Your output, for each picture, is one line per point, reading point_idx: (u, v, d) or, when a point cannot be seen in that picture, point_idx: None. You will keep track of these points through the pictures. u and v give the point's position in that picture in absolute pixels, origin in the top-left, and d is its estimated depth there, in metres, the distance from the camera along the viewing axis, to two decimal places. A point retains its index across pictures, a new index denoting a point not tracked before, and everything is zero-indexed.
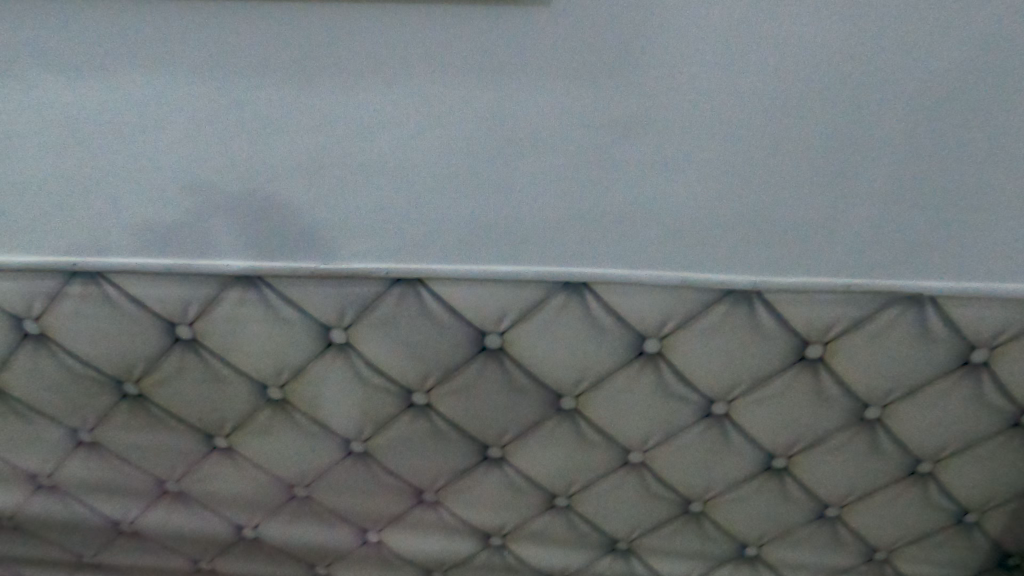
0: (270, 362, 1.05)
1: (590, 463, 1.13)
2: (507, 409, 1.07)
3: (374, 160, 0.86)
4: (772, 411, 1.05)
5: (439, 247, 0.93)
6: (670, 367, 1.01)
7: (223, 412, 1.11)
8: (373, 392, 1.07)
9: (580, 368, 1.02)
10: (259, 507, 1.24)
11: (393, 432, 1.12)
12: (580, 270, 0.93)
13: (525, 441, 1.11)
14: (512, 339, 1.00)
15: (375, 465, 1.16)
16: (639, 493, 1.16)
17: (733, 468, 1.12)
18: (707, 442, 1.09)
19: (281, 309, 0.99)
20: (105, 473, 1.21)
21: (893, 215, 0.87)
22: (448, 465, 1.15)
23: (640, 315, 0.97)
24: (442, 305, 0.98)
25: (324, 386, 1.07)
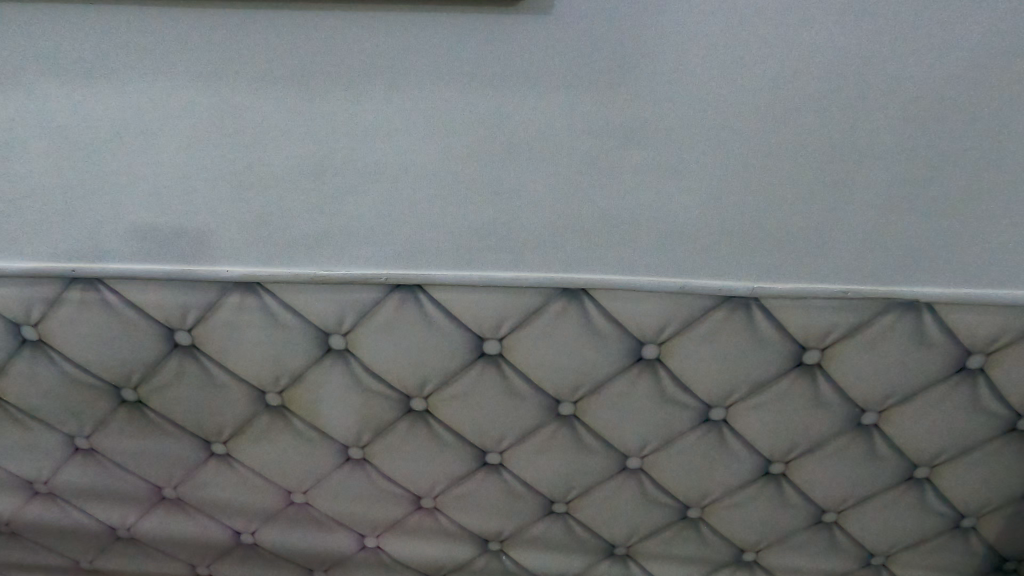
0: (414, 373, 1.13)
1: (685, 455, 1.20)
2: (609, 400, 1.14)
3: (490, 169, 0.92)
4: (776, 414, 1.14)
5: (523, 250, 1.00)
6: (772, 368, 1.09)
7: (348, 417, 1.19)
8: (491, 395, 1.14)
9: (689, 370, 1.10)
10: (376, 503, 1.32)
11: (432, 427, 1.19)
12: (694, 277, 1.01)
13: (626, 434, 1.18)
14: (623, 340, 1.07)
15: (436, 424, 1.19)
16: (729, 477, 1.22)
17: (740, 468, 1.21)
18: (709, 446, 1.19)
19: (424, 319, 1.07)
20: (234, 480, 1.30)
21: (904, 223, 0.95)
22: (550, 455, 1.22)
23: (658, 317, 1.05)
24: (461, 312, 1.06)
25: (448, 388, 1.14)
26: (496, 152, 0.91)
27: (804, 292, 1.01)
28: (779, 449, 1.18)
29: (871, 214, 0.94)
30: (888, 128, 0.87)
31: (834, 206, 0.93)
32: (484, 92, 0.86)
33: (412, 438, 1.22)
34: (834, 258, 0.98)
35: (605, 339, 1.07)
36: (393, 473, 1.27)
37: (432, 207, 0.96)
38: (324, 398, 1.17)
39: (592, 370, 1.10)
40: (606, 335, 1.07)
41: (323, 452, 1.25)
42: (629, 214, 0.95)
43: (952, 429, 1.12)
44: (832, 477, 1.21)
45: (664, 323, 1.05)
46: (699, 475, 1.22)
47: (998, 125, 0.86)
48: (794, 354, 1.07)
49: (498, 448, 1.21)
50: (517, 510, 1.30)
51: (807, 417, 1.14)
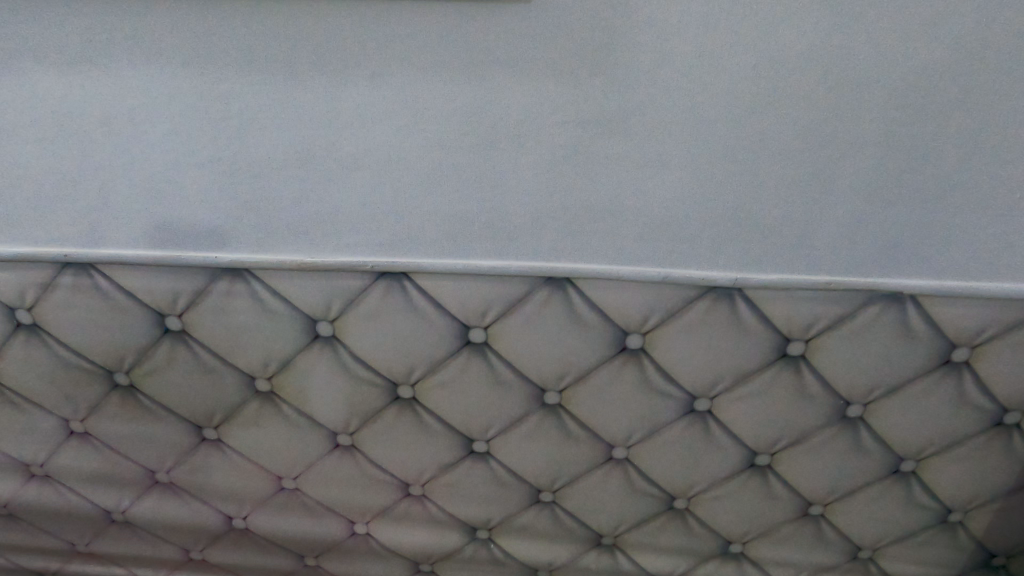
0: (202, 405, 0.79)
1: (614, 518, 0.85)
2: (487, 444, 0.79)
3: (222, 166, 0.64)
4: (719, 468, 0.79)
5: (320, 226, 0.66)
6: (702, 413, 0.75)
7: (141, 462, 0.84)
8: (321, 440, 0.81)
9: (591, 406, 0.76)
10: (204, 566, 0.95)
11: (238, 479, 0.85)
12: (567, 301, 0.69)
13: (524, 489, 0.83)
14: (484, 366, 0.73)
15: (256, 478, 0.85)
16: (678, 543, 0.87)
17: (666, 543, 0.87)
18: (626, 509, 0.84)
19: (204, 358, 0.75)
20: (19, 543, 0.94)
21: (886, 200, 0.62)
22: (423, 513, 0.87)
23: (534, 327, 0.71)
24: (248, 314, 0.72)
25: (261, 431, 0.81)
26: (231, 146, 0.63)
27: (730, 303, 0.68)
28: (738, 514, 0.83)
29: (789, 228, 0.64)
30: (778, 110, 0.58)
31: (726, 219, 0.64)
32: (182, 56, 0.59)
33: (232, 481, 0.85)
34: (765, 272, 0.66)
35: (464, 367, 0.74)
36: (216, 523, 0.90)
37: (172, 217, 0.67)
38: (111, 454, 0.84)
39: (458, 407, 0.77)
40: (460, 357, 0.73)
41: (114, 500, 0.88)
42: (450, 219, 0.65)
43: (978, 484, 0.77)
44: (822, 546, 0.86)
45: (537, 344, 0.72)
46: (632, 543, 0.88)
47: (942, 100, 0.57)
48: (730, 393, 0.73)
49: (349, 504, 0.86)
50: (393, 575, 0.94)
51: (768, 474, 0.79)
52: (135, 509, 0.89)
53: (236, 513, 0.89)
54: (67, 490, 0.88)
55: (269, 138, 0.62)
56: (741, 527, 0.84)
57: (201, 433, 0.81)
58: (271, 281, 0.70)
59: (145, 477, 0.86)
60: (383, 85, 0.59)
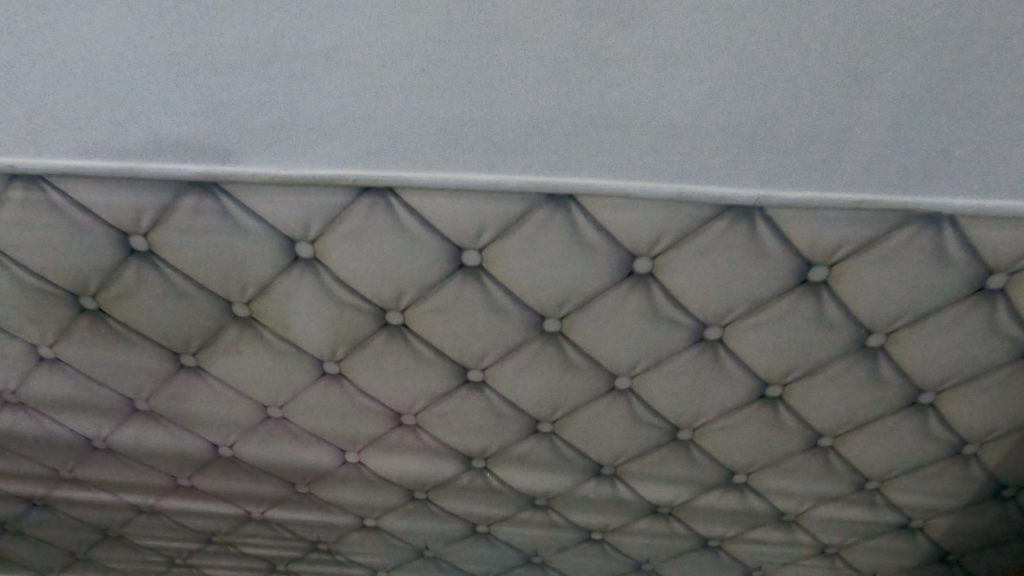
0: (177, 333, 0.74)
1: (613, 449, 0.82)
2: (480, 373, 0.75)
3: (172, 66, 0.56)
4: (716, 395, 0.75)
5: (297, 135, 0.59)
6: (710, 341, 0.71)
7: (117, 388, 0.80)
8: (306, 368, 0.76)
9: (592, 335, 0.71)
10: (194, 492, 0.93)
11: (219, 407, 0.81)
12: (569, 220, 0.63)
13: (520, 420, 0.79)
14: (477, 291, 0.69)
15: (239, 407, 0.81)
16: (678, 474, 0.85)
17: (665, 470, 0.84)
18: (620, 436, 0.80)
19: (175, 280, 0.70)
20: (2, 467, 0.91)
21: (938, 108, 0.54)
22: (416, 443, 0.84)
23: (530, 242, 0.65)
24: (218, 229, 0.66)
25: (241, 361, 0.77)
26: (180, 30, 0.54)
27: (748, 224, 0.62)
28: (738, 444, 0.80)
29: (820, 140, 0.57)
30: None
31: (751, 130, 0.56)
32: None
33: (216, 408, 0.82)
34: (794, 189, 0.60)
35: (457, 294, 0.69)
36: (201, 450, 0.87)
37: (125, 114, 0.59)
38: (84, 379, 0.80)
39: (451, 334, 0.72)
40: (451, 281, 0.68)
41: (95, 427, 0.85)
42: (437, 123, 0.58)
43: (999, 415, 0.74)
44: (829, 478, 0.83)
45: (535, 267, 0.66)
46: (630, 474, 0.85)
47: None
48: (741, 321, 0.69)
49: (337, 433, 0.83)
50: (385, 503, 0.92)
51: (779, 405, 0.75)
52: (116, 437, 0.85)
53: (221, 441, 0.85)
54: (44, 416, 0.84)
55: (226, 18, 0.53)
56: (745, 458, 0.81)
57: (179, 360, 0.77)
58: (245, 189, 0.64)
59: (124, 405, 0.82)
60: None
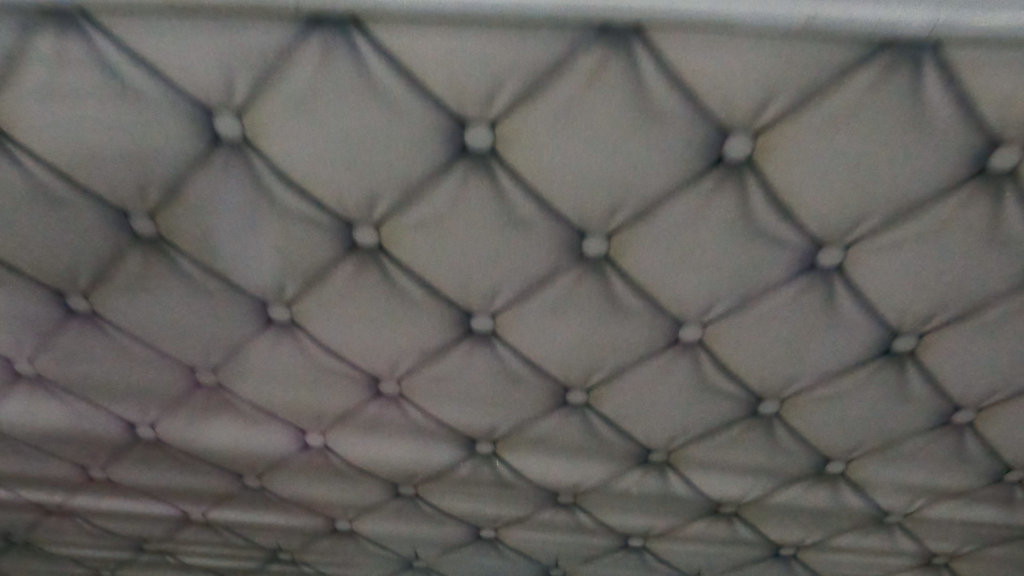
0: (187, 334, 0.56)
1: (741, 487, 0.65)
2: (585, 396, 0.58)
3: None
4: (892, 425, 0.58)
5: (363, 50, 0.41)
6: (902, 356, 0.53)
7: (116, 414, 0.64)
8: (351, 400, 0.60)
9: (746, 355, 0.54)
10: (208, 528, 0.78)
11: (251, 436, 0.65)
12: (743, 195, 0.44)
13: (630, 450, 0.63)
14: (596, 291, 0.51)
15: (278, 436, 0.64)
16: (816, 523, 0.69)
17: (805, 508, 0.67)
18: (754, 467, 0.64)
19: (189, 274, 0.51)
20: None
21: None
22: (490, 473, 0.67)
23: (687, 217, 0.46)
24: (213, 204, 0.47)
25: (269, 359, 0.57)
26: None
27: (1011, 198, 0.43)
28: (904, 478, 0.63)
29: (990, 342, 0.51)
30: None
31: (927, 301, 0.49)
32: None
33: (242, 441, 0.65)
34: None
35: (574, 287, 0.50)
36: (222, 481, 0.71)
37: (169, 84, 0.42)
38: (75, 404, 0.63)
39: (559, 353, 0.55)
40: (571, 271, 0.49)
41: (92, 456, 0.69)
42: (627, 115, 0.42)
43: None
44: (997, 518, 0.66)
45: (692, 273, 0.48)
46: (762, 508, 0.68)
47: None
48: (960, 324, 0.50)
49: (393, 462, 0.66)
50: (443, 539, 0.76)
51: (967, 434, 0.59)
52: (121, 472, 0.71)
53: (248, 471, 0.69)
54: (29, 446, 0.68)
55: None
56: (904, 498, 0.65)
57: (194, 377, 0.60)
58: (313, 162, 0.45)
59: (124, 433, 0.66)
60: None
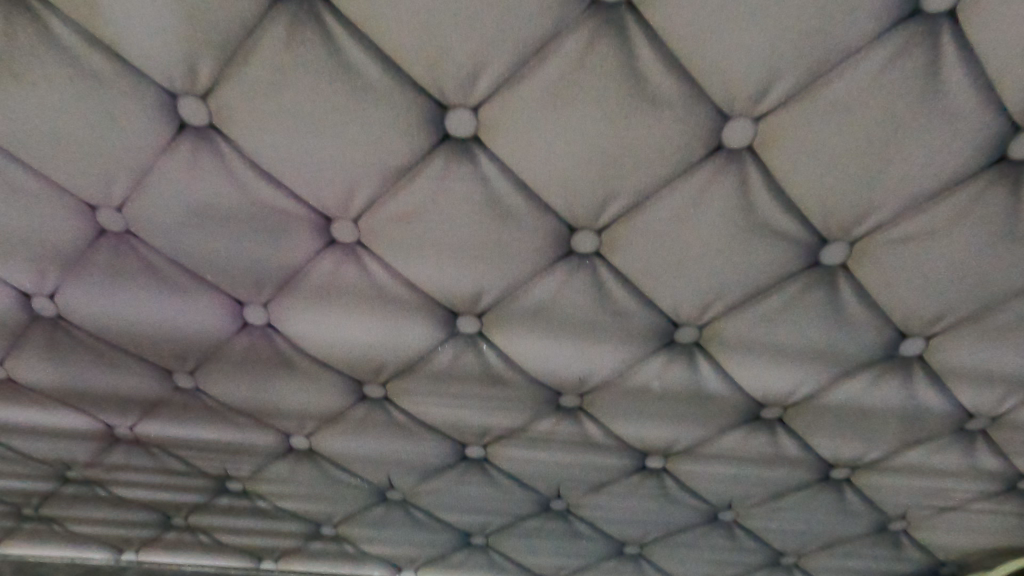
0: (85, 151, 0.43)
1: (791, 378, 0.52)
2: (597, 239, 0.45)
3: None
4: (991, 280, 0.45)
5: None
6: (1015, 169, 0.40)
7: (7, 279, 0.50)
8: (306, 254, 0.47)
9: (807, 162, 0.41)
10: (137, 445, 0.63)
11: (177, 309, 0.51)
12: None
13: (651, 322, 0.50)
14: (615, 64, 0.38)
15: (215, 309, 0.51)
16: (882, 432, 0.55)
17: (869, 411, 0.54)
18: (809, 346, 0.50)
19: (73, 42, 0.39)
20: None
21: None
22: (476, 363, 0.54)
23: None
24: None
25: (191, 189, 0.44)
26: None
27: None
28: (998, 364, 0.50)
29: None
30: None
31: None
32: None
33: (167, 318, 0.52)
34: None
35: (588, 52, 0.37)
36: (148, 379, 0.57)
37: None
38: None
39: (564, 170, 0.42)
40: (582, 26, 0.37)
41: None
42: None
43: None
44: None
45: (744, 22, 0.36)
46: (813, 408, 0.55)
47: None
48: None
49: (355, 346, 0.53)
50: (419, 461, 0.62)
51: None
52: (24, 368, 0.56)
53: (177, 363, 0.55)
54: None
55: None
56: (993, 391, 0.52)
57: (98, 219, 0.47)
58: None
59: (19, 306, 0.52)
60: None
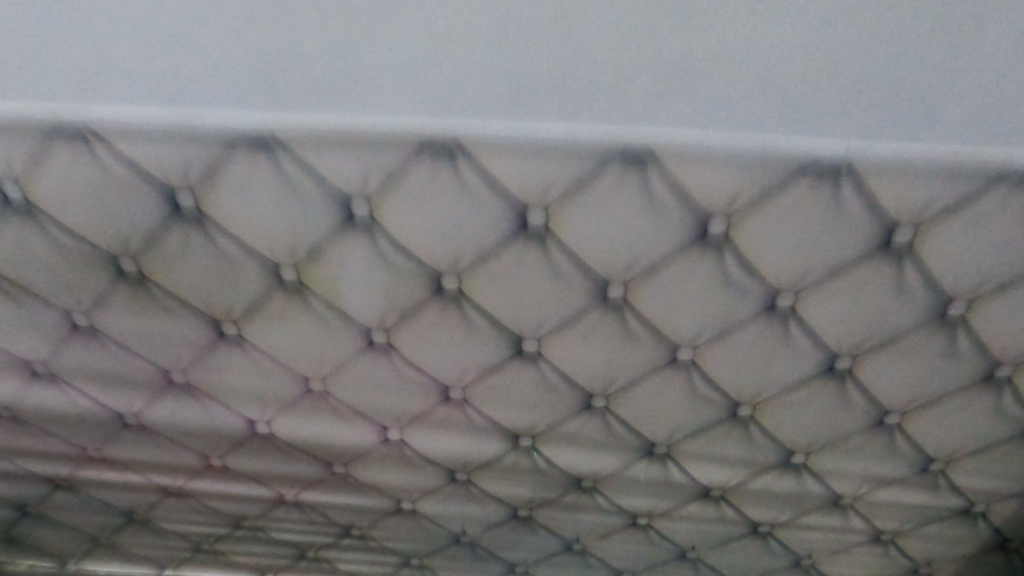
0: (279, 230, 0.65)
1: (760, 387, 0.73)
2: (624, 289, 0.66)
3: None
4: (887, 319, 0.66)
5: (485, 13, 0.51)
6: (899, 249, 0.61)
7: (202, 311, 0.72)
8: (416, 296, 0.68)
9: (764, 240, 0.62)
10: (266, 441, 0.85)
11: (323, 333, 0.73)
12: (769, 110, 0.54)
13: (659, 344, 0.70)
14: (638, 183, 0.60)
15: (349, 336, 0.72)
16: (825, 424, 0.76)
17: (815, 410, 0.75)
18: (769, 362, 0.71)
19: (295, 170, 0.61)
20: (73, 412, 0.84)
21: None
22: (534, 373, 0.74)
23: (717, 158, 0.58)
24: (339, 138, 0.59)
25: (352, 256, 0.66)
26: None
27: (979, 122, 0.54)
28: (902, 376, 0.71)
29: (949, 258, 0.62)
30: None
31: (898, 219, 0.60)
32: None
33: (313, 339, 0.73)
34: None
35: (616, 180, 0.60)
36: (290, 387, 0.78)
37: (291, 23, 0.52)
38: (172, 303, 0.71)
39: (603, 248, 0.63)
40: (616, 164, 0.59)
41: (175, 359, 0.76)
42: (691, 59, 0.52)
43: None
44: (993, 418, 0.73)
45: (711, 178, 0.59)
46: (776, 410, 0.75)
47: None
48: (942, 222, 0.60)
49: (447, 361, 0.74)
50: (484, 454, 0.83)
51: (959, 329, 0.66)
52: (202, 374, 0.78)
53: (313, 373, 0.76)
54: (119, 348, 0.76)
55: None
56: (903, 395, 0.72)
57: (281, 278, 0.68)
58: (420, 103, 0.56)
59: (209, 331, 0.73)
60: None
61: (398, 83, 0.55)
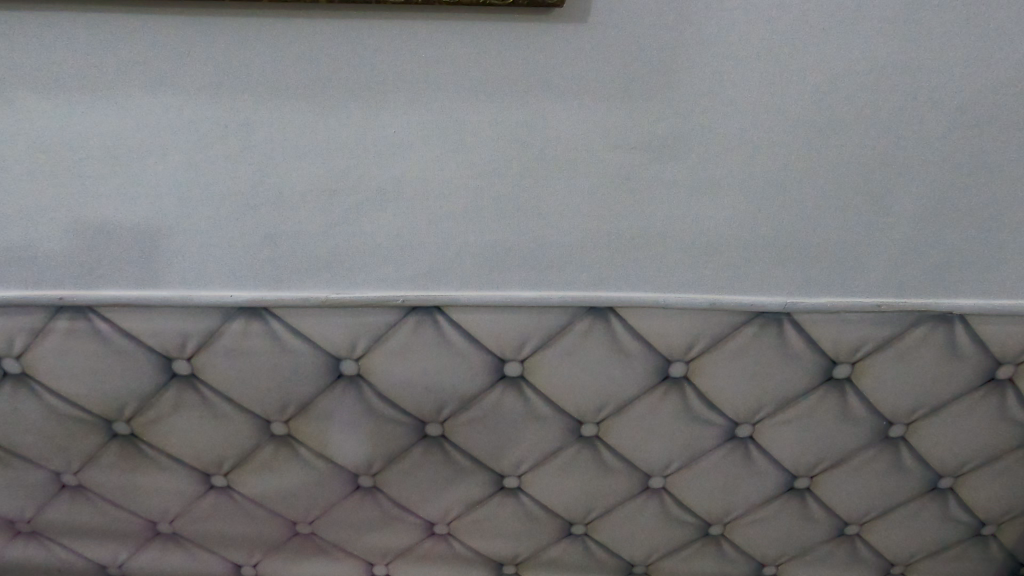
0: (270, 390, 0.68)
1: (729, 506, 0.77)
2: (594, 427, 0.71)
3: (358, 186, 0.58)
4: (836, 441, 0.72)
5: (463, 219, 0.60)
6: (840, 381, 0.68)
7: (192, 466, 0.74)
8: (401, 442, 0.72)
9: (720, 378, 0.68)
10: None
11: (309, 479, 0.75)
12: (714, 276, 0.63)
13: (630, 473, 0.74)
14: (605, 336, 0.66)
15: (334, 480, 0.75)
16: (792, 537, 0.80)
17: (781, 524, 0.79)
18: (735, 485, 0.75)
19: (287, 339, 0.65)
20: (52, 567, 0.83)
21: None
22: (515, 506, 0.77)
23: (673, 315, 0.65)
24: (333, 312, 0.64)
25: (339, 409, 0.70)
26: (434, 196, 0.59)
27: (891, 280, 0.63)
28: (856, 491, 0.76)
29: (885, 389, 0.68)
30: (952, 77, 0.54)
31: (837, 358, 0.67)
32: (344, 100, 0.54)
33: (301, 486, 0.75)
34: (925, 235, 0.61)
35: (585, 336, 0.65)
36: (278, 530, 0.80)
37: (288, 203, 0.59)
38: (163, 458, 0.73)
39: (575, 393, 0.68)
40: (584, 322, 0.65)
41: (164, 510, 0.78)
42: (640, 245, 0.61)
43: None
44: (943, 525, 0.78)
45: (672, 316, 0.65)
46: (745, 526, 0.79)
47: None
48: (874, 358, 0.67)
49: (431, 500, 0.76)
50: None
51: (901, 448, 0.72)
52: (189, 522, 0.79)
53: (301, 518, 0.78)
54: (107, 503, 0.77)
55: (389, 52, 0.53)
56: (860, 507, 0.77)
57: (271, 431, 0.71)
58: (409, 282, 0.63)
59: (199, 483, 0.75)
60: (548, 103, 0.55)
61: (385, 252, 0.61)
